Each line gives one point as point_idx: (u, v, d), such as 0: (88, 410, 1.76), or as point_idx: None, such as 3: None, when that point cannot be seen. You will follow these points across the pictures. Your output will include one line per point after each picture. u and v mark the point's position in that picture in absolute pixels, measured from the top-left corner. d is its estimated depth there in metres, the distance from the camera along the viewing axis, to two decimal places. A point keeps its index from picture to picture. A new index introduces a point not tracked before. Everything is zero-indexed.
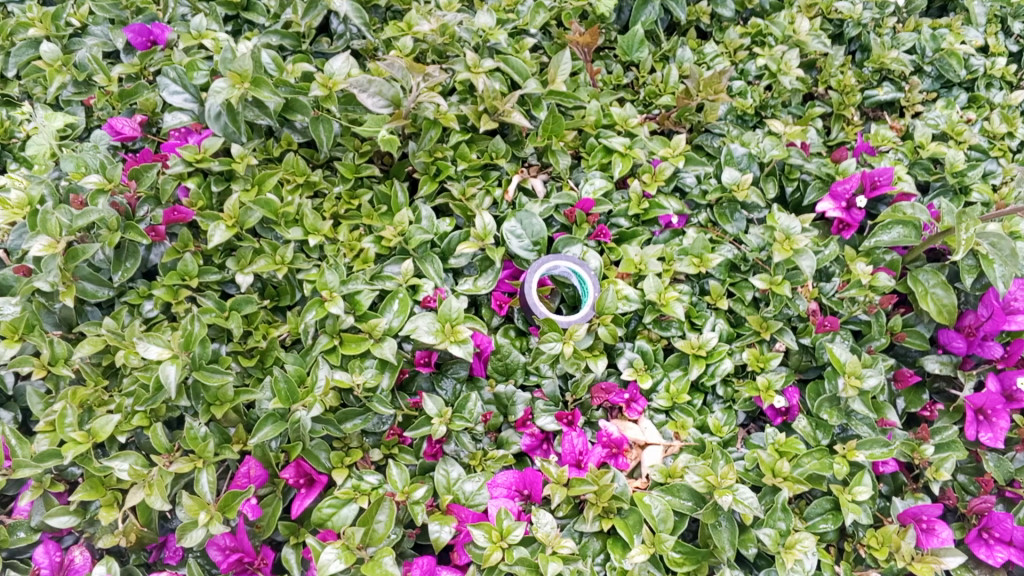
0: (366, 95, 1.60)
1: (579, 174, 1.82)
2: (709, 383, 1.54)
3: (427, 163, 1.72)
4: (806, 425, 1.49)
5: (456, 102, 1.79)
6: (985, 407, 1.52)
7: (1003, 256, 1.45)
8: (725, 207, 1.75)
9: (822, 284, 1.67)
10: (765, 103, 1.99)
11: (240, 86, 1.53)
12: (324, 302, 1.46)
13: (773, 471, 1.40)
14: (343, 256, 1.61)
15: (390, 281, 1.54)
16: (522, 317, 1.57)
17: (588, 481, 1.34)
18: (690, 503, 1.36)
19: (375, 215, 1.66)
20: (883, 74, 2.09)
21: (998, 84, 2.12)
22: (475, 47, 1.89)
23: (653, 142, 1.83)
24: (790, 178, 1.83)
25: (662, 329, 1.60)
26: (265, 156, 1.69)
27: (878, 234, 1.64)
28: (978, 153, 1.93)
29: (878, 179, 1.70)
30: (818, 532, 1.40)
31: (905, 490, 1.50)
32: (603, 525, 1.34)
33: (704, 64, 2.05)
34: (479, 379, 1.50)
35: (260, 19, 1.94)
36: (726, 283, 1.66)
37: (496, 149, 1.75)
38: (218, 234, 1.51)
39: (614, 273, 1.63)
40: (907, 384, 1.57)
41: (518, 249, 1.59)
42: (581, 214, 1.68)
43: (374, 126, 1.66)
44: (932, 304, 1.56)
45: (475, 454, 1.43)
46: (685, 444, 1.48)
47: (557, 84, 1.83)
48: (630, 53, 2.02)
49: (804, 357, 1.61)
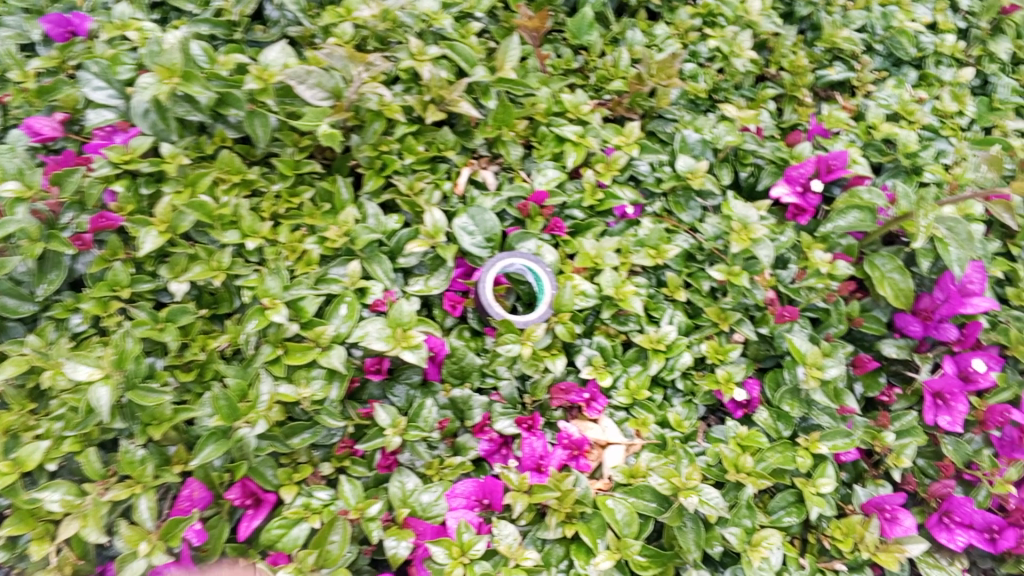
0: (304, 86, 1.55)
1: (531, 164, 1.76)
2: (669, 377, 1.51)
3: (371, 156, 1.64)
4: (767, 417, 1.48)
5: (401, 92, 1.70)
6: (943, 390, 1.50)
7: (960, 239, 1.44)
8: (680, 195, 1.71)
9: (780, 271, 1.63)
10: (717, 86, 1.94)
11: (169, 81, 1.47)
12: (265, 310, 1.39)
13: (736, 467, 1.39)
14: (285, 258, 1.52)
15: (336, 284, 1.48)
16: (476, 317, 1.53)
17: (550, 487, 1.31)
18: (654, 504, 1.34)
19: (318, 214, 1.59)
20: (834, 53, 2.06)
21: (947, 62, 2.10)
22: (418, 33, 1.80)
23: (606, 130, 1.78)
24: (744, 163, 1.77)
25: (620, 324, 1.57)
26: (197, 154, 1.59)
27: (834, 220, 1.60)
28: (930, 132, 1.92)
29: (833, 163, 1.65)
30: (783, 526, 1.39)
31: (866, 477, 1.48)
32: (566, 531, 1.31)
33: (655, 45, 1.98)
34: (433, 384, 1.45)
35: (188, 6, 1.82)
36: (683, 274, 1.63)
37: (445, 141, 1.70)
38: (150, 240, 1.43)
39: (570, 268, 1.59)
40: (867, 369, 1.55)
41: (470, 246, 1.55)
42: (535, 207, 1.63)
43: (313, 118, 1.58)
44: (889, 288, 1.55)
45: (432, 463, 1.38)
46: (646, 442, 1.45)
47: (506, 71, 1.74)
48: (579, 36, 1.94)
49: (762, 347, 1.58)
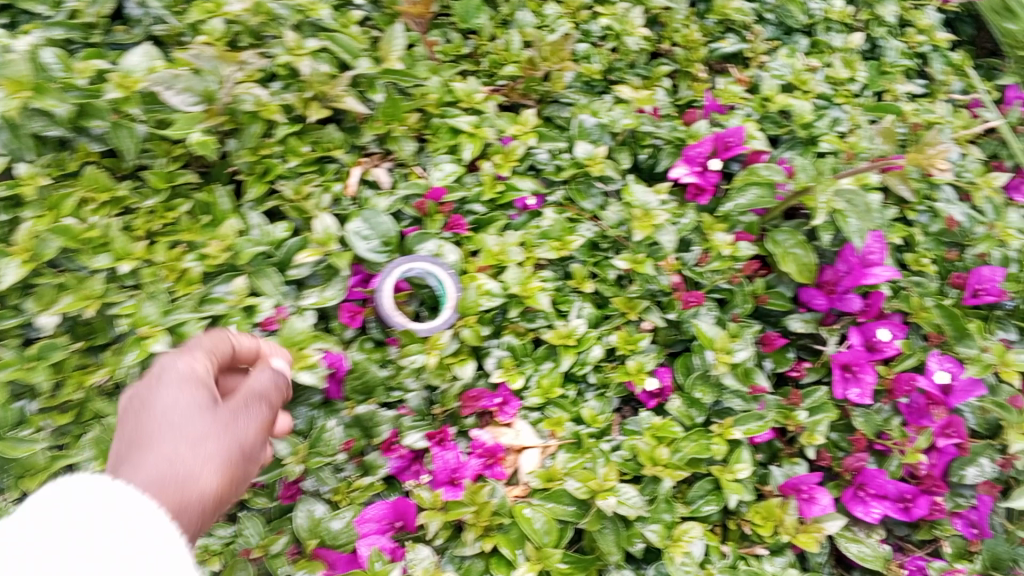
0: (171, 92, 1.47)
1: (425, 158, 1.68)
2: (581, 372, 1.48)
3: (251, 162, 1.54)
4: (680, 404, 1.46)
5: (280, 90, 1.60)
6: (852, 363, 1.49)
7: (858, 211, 1.44)
8: (581, 182, 1.67)
9: (685, 254, 1.59)
10: (612, 66, 1.89)
11: (19, 95, 1.34)
12: (144, 340, 1.32)
13: (651, 460, 1.36)
14: (163, 280, 1.41)
15: (221, 303, 1.39)
16: (379, 327, 1.46)
17: (465, 502, 1.28)
18: (573, 508, 1.31)
19: (197, 228, 1.49)
20: (726, 25, 2.04)
21: (837, 27, 2.10)
22: (294, 25, 1.70)
23: (501, 119, 1.71)
24: (642, 145, 1.72)
25: (529, 321, 1.51)
26: (59, 172, 1.45)
27: (734, 198, 1.58)
28: (824, 101, 1.92)
29: (729, 140, 1.63)
30: (702, 515, 1.38)
31: (781, 456, 1.48)
32: (484, 545, 1.27)
33: (546, 27, 1.92)
34: (336, 403, 1.37)
35: (38, 8, 1.62)
36: (589, 264, 1.59)
37: (331, 140, 1.61)
38: (10, 273, 1.30)
39: (474, 267, 1.53)
40: (775, 346, 1.54)
41: (364, 251, 1.46)
42: (433, 205, 1.55)
43: (184, 126, 1.46)
44: (792, 264, 1.54)
45: (339, 488, 1.32)
46: (561, 442, 1.41)
47: (392, 62, 1.65)
48: (468, 19, 1.85)
49: (671, 332, 1.56)
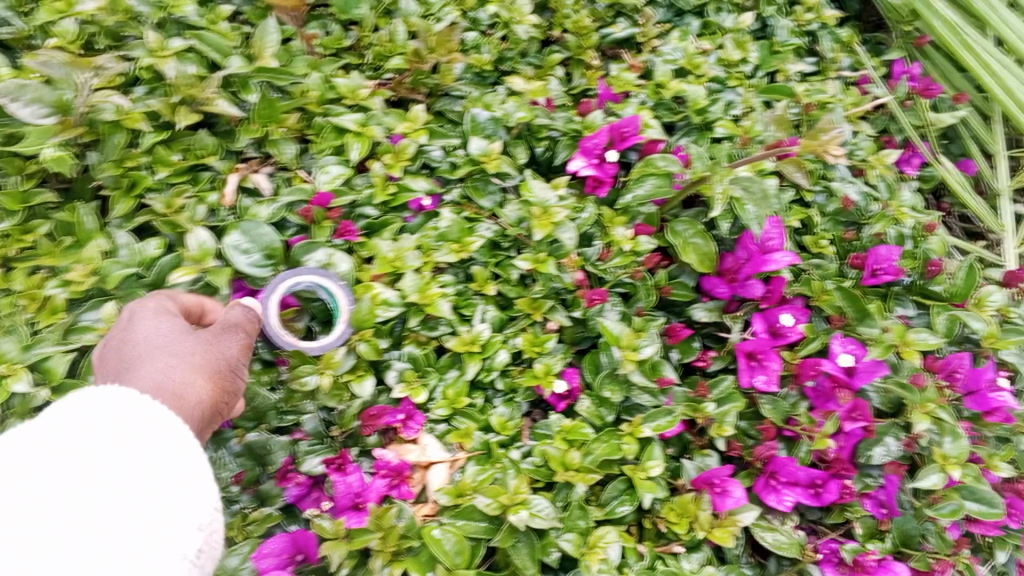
0: (19, 103, 1.32)
1: (310, 160, 1.59)
2: (488, 378, 1.41)
3: (116, 175, 1.41)
4: (589, 405, 1.43)
5: (144, 96, 1.49)
6: (757, 351, 1.48)
7: (755, 197, 1.40)
8: (478, 179, 1.59)
9: (586, 249, 1.56)
10: (502, 56, 1.83)
11: None
12: (4, 379, 1.20)
13: (563, 465, 1.33)
14: (24, 310, 1.28)
15: (90, 332, 1.26)
16: (267, 347, 1.35)
17: (370, 529, 1.21)
18: (484, 523, 1.25)
19: (58, 251, 1.35)
20: (616, 10, 2.01)
21: (727, 8, 2.09)
22: (158, 24, 1.58)
23: (389, 116, 1.62)
24: (539, 138, 1.68)
25: (430, 329, 1.45)
26: None
27: (633, 189, 1.55)
28: (717, 84, 1.91)
29: (625, 130, 1.57)
30: (618, 516, 1.33)
31: (692, 449, 1.46)
32: (393, 571, 1.19)
33: (431, 15, 1.83)
34: (224, 432, 1.28)
35: None
36: (490, 265, 1.53)
37: (204, 146, 1.50)
38: None
39: (370, 276, 1.44)
40: (680, 338, 1.51)
41: (246, 266, 1.36)
42: (319, 211, 1.46)
43: (35, 140, 1.35)
44: (692, 255, 1.51)
45: (233, 524, 1.22)
46: (470, 454, 1.35)
47: (266, 60, 1.56)
48: (347, 11, 1.73)
49: (577, 330, 1.52)
